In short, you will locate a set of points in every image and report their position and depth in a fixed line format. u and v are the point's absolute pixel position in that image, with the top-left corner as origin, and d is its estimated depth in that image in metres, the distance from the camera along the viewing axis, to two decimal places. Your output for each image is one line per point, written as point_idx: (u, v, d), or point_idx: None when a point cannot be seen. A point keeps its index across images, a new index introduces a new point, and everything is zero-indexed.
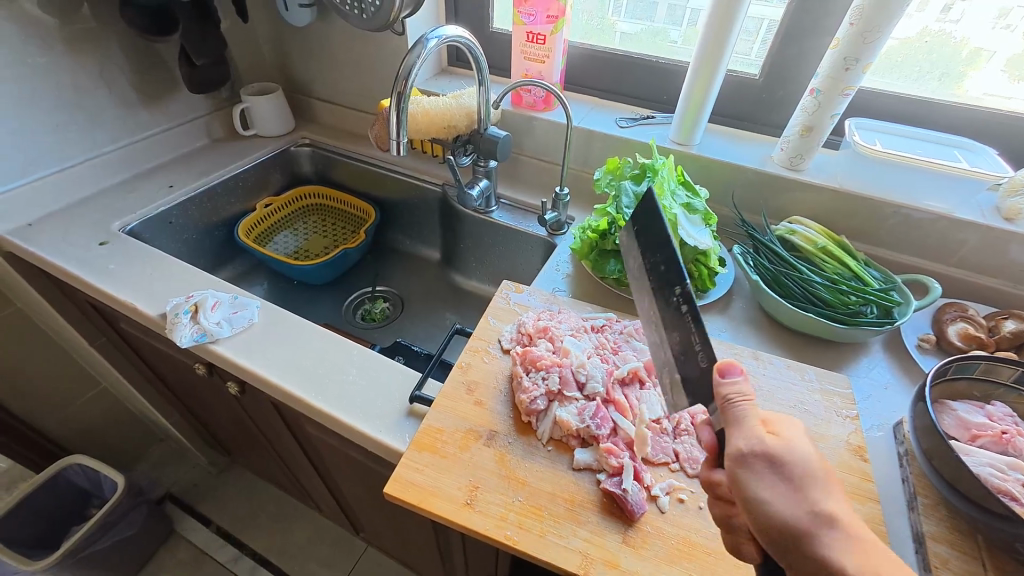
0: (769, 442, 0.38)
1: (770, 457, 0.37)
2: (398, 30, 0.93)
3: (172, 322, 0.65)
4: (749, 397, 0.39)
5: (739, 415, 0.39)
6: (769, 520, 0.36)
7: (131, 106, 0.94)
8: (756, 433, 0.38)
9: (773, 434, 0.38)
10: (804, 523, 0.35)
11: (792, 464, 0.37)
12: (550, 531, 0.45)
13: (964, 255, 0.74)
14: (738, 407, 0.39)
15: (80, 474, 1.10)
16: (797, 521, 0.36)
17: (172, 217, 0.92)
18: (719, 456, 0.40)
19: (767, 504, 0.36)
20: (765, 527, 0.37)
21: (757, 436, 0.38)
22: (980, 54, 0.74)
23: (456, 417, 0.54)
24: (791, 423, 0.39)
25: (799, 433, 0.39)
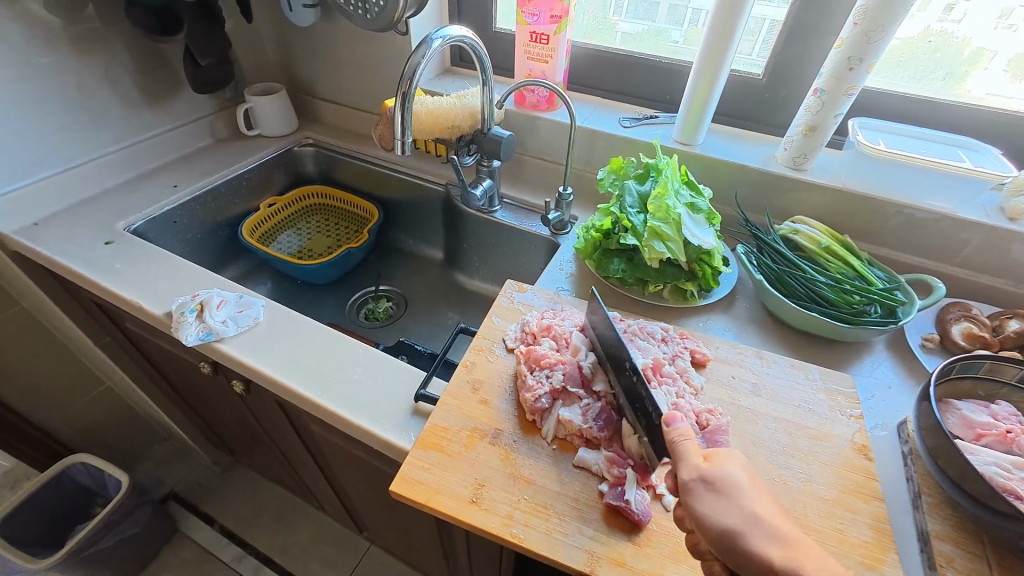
0: (704, 468, 0.41)
1: (708, 481, 0.40)
2: (401, 30, 0.94)
3: (178, 321, 0.66)
4: (689, 434, 0.42)
5: (680, 450, 0.42)
6: (717, 528, 0.39)
7: (135, 106, 0.95)
8: (696, 463, 0.41)
9: (708, 461, 0.42)
10: (734, 526, 0.38)
11: (724, 483, 0.40)
12: (556, 529, 0.46)
13: (967, 254, 0.74)
14: (680, 444, 0.42)
15: (84, 472, 1.11)
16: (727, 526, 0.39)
17: (177, 217, 0.93)
18: (706, 480, 0.40)
19: (705, 514, 0.39)
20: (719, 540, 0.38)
21: (695, 464, 0.41)
22: (982, 54, 0.74)
23: (461, 416, 0.54)
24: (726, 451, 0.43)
25: (732, 460, 0.42)
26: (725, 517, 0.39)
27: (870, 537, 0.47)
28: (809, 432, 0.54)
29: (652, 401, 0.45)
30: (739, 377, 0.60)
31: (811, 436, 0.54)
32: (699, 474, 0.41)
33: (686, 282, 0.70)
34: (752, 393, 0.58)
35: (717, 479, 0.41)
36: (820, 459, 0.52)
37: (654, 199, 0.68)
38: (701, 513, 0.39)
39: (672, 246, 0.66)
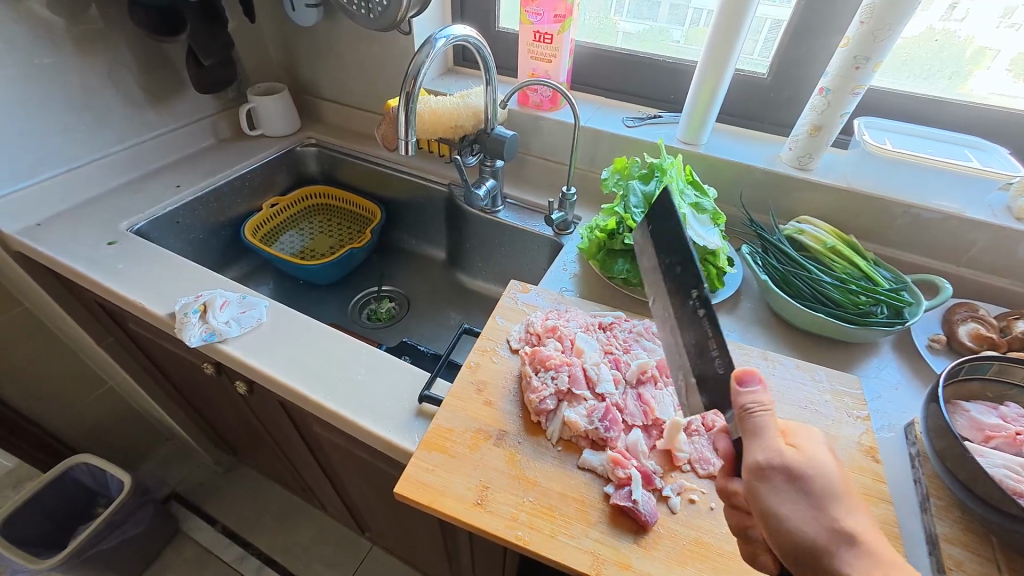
0: (790, 454, 0.39)
1: (790, 471, 0.39)
2: (404, 29, 0.93)
3: (181, 322, 0.65)
4: (767, 406, 0.40)
5: (758, 425, 0.40)
6: None
7: (138, 106, 0.94)
8: (777, 447, 0.39)
9: (792, 446, 0.40)
10: (823, 538, 0.38)
11: (813, 478, 0.39)
12: (561, 532, 0.45)
13: (974, 254, 0.73)
14: (756, 416, 0.40)
15: (86, 472, 1.11)
16: (816, 537, 0.38)
17: (180, 217, 0.92)
18: (734, 471, 0.40)
19: (781, 517, 0.38)
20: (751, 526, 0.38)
21: (775, 446, 0.39)
22: (985, 53, 0.73)
23: (466, 417, 0.54)
24: (813, 437, 0.41)
25: (817, 442, 0.41)
26: (752, 505, 0.38)
27: None
28: (816, 434, 0.54)
29: (678, 392, 0.46)
30: None
31: None
32: (778, 459, 0.39)
33: None
34: None
35: (803, 471, 0.39)
36: None
37: (659, 200, 0.67)
38: (767, 507, 0.39)
39: None
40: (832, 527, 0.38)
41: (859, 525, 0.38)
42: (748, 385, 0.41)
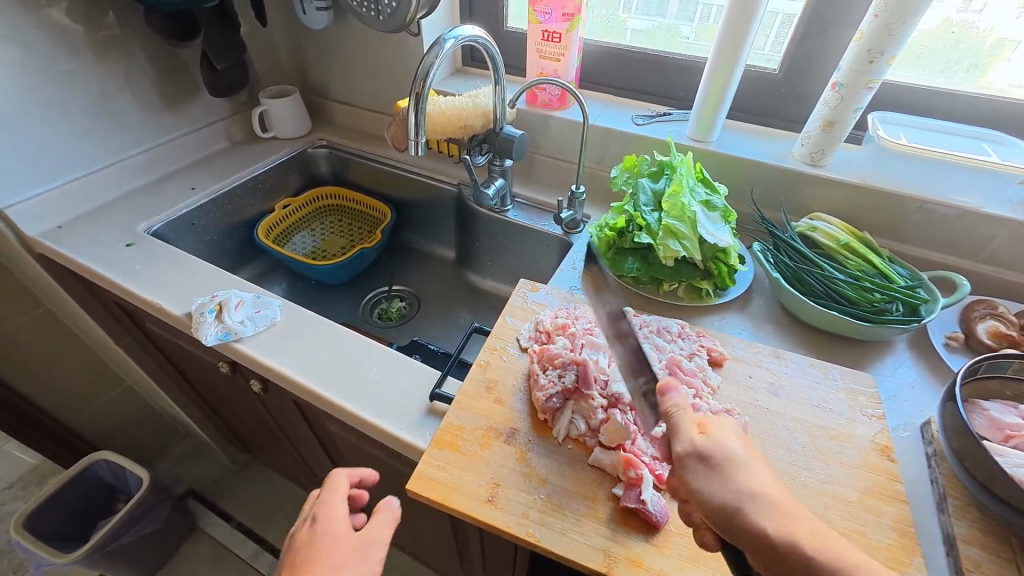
0: (698, 440, 0.41)
1: (700, 453, 0.40)
2: (414, 30, 0.94)
3: (198, 321, 0.67)
4: (685, 406, 0.43)
5: (677, 422, 0.43)
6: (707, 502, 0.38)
7: (155, 110, 0.97)
8: (691, 434, 0.41)
9: (703, 431, 0.42)
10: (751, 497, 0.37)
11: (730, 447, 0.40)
12: (572, 529, 0.45)
13: (993, 250, 0.72)
14: (677, 416, 0.43)
15: (106, 469, 1.13)
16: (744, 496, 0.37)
17: (195, 219, 0.94)
18: (699, 454, 0.40)
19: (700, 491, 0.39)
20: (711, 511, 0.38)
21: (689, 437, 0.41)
22: (1003, 45, 0.72)
23: (476, 415, 0.54)
24: (721, 422, 0.42)
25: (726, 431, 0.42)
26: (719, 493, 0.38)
27: (894, 540, 0.46)
28: (830, 432, 0.54)
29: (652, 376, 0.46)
30: (757, 377, 0.59)
31: (832, 436, 0.53)
32: (692, 447, 0.41)
33: (702, 280, 0.69)
34: (771, 393, 0.57)
35: (711, 452, 0.40)
36: (842, 458, 0.51)
37: (669, 197, 0.67)
38: (698, 491, 0.39)
39: (688, 244, 0.66)
40: (735, 489, 0.38)
41: (772, 491, 0.38)
42: (668, 391, 0.44)
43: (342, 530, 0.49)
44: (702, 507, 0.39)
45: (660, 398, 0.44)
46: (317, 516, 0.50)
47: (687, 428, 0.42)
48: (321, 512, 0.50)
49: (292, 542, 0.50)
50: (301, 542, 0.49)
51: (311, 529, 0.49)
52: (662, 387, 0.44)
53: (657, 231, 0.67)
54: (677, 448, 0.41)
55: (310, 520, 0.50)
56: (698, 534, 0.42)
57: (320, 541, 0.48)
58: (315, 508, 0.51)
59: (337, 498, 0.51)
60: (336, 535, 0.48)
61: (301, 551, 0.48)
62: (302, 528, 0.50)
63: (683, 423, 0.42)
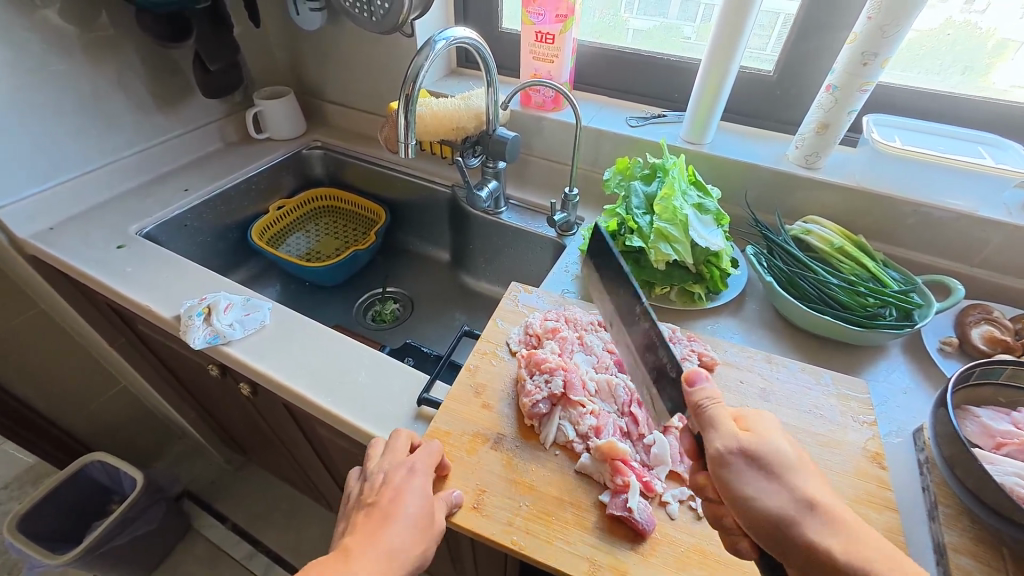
0: (742, 437, 0.39)
1: (748, 454, 0.39)
2: (407, 32, 0.94)
3: (187, 324, 0.67)
4: (717, 398, 0.41)
5: (712, 417, 0.41)
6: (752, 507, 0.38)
7: (149, 111, 0.96)
8: (733, 432, 0.40)
9: (745, 430, 0.40)
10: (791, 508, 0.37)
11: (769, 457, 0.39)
12: (558, 537, 0.45)
13: (989, 254, 0.71)
14: (709, 409, 0.41)
15: (100, 470, 1.13)
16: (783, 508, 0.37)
17: (188, 220, 0.94)
18: (745, 453, 0.39)
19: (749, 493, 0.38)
20: (752, 517, 0.38)
21: (731, 434, 0.40)
22: (1007, 45, 0.71)
23: (464, 421, 0.54)
24: (763, 417, 0.41)
25: (770, 426, 0.41)
26: (768, 495, 0.38)
27: None
28: (820, 439, 0.53)
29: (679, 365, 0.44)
30: (748, 382, 0.59)
31: (822, 443, 0.53)
32: (738, 445, 0.39)
33: (693, 284, 0.68)
34: (761, 398, 0.57)
35: (760, 452, 0.39)
36: (832, 466, 0.51)
37: (661, 201, 0.67)
38: (744, 491, 0.38)
39: (679, 248, 0.65)
40: (797, 498, 0.37)
41: (828, 498, 0.38)
42: (696, 382, 0.42)
43: (416, 511, 0.44)
44: (752, 515, 0.38)
45: (687, 390, 0.42)
46: (396, 476, 0.46)
47: (728, 424, 0.40)
48: (402, 474, 0.46)
49: (371, 489, 0.47)
50: (380, 497, 0.46)
51: (390, 491, 0.46)
52: (689, 376, 0.42)
53: (648, 234, 0.66)
54: (713, 445, 0.40)
55: (390, 476, 0.46)
56: (732, 540, 0.42)
57: (395, 513, 0.44)
58: (399, 464, 0.47)
59: (421, 469, 0.47)
60: (408, 516, 0.44)
61: (374, 512, 0.45)
62: (383, 479, 0.47)
63: (719, 418, 0.40)
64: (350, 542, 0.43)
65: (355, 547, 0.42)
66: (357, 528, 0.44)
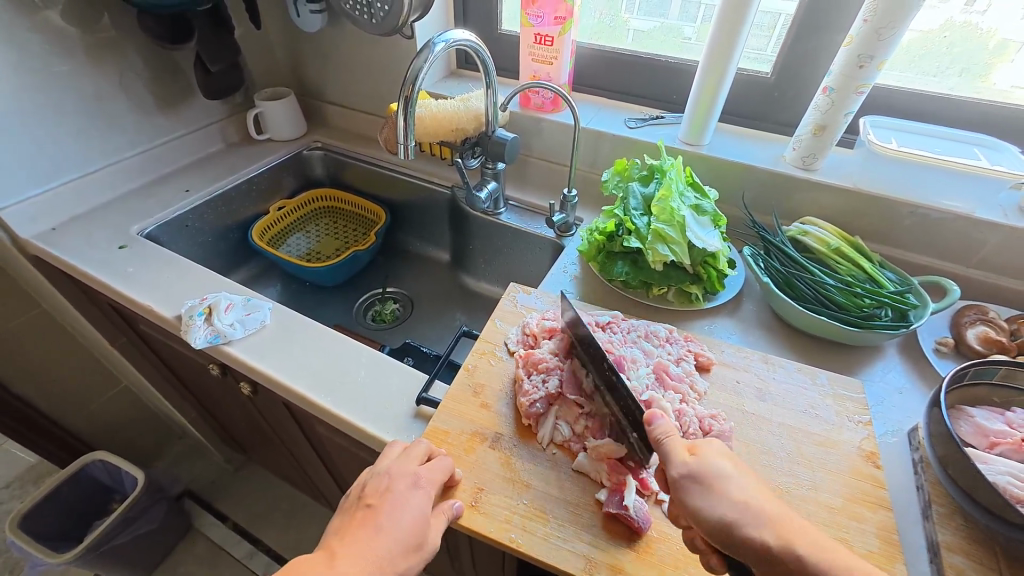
0: (690, 462, 0.42)
1: (698, 477, 0.41)
2: (407, 33, 0.94)
3: (188, 324, 0.67)
4: (672, 432, 0.44)
5: (664, 450, 0.43)
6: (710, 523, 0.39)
7: (150, 112, 0.97)
8: (682, 458, 0.42)
9: (693, 454, 0.43)
10: None
11: None
12: (555, 535, 0.45)
13: (985, 255, 0.71)
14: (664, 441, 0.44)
15: (101, 469, 1.13)
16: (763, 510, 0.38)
17: (189, 221, 0.95)
18: (695, 475, 0.41)
19: (704, 512, 0.39)
20: (714, 533, 0.39)
21: (679, 460, 0.42)
22: (1008, 45, 0.71)
23: (462, 420, 0.54)
24: (710, 443, 0.43)
25: (715, 451, 0.43)
26: (719, 510, 0.39)
27: (877, 547, 0.45)
28: (816, 438, 0.53)
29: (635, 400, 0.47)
30: (744, 382, 0.59)
31: (817, 443, 0.53)
32: (686, 469, 0.42)
33: (691, 284, 0.69)
34: (757, 398, 0.57)
35: (703, 473, 0.41)
36: (827, 465, 0.51)
37: (658, 202, 0.67)
38: (697, 512, 0.40)
39: (677, 249, 0.66)
40: None
41: (776, 511, 0.39)
42: (652, 420, 0.45)
43: (408, 528, 0.44)
44: (705, 529, 0.39)
45: (647, 428, 0.45)
46: (399, 486, 0.46)
47: (677, 451, 0.43)
48: (405, 486, 0.46)
49: (373, 490, 0.47)
50: (380, 501, 0.46)
51: (390, 499, 0.46)
52: (648, 415, 0.45)
53: (646, 235, 0.67)
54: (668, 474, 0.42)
55: (394, 484, 0.46)
56: (703, 558, 0.42)
57: (388, 525, 0.44)
58: (406, 473, 0.47)
59: (425, 485, 0.46)
60: (398, 532, 0.44)
61: (369, 519, 0.45)
62: (386, 484, 0.46)
63: (672, 447, 0.43)
64: (338, 545, 0.43)
65: (344, 553, 0.42)
66: (351, 529, 0.45)
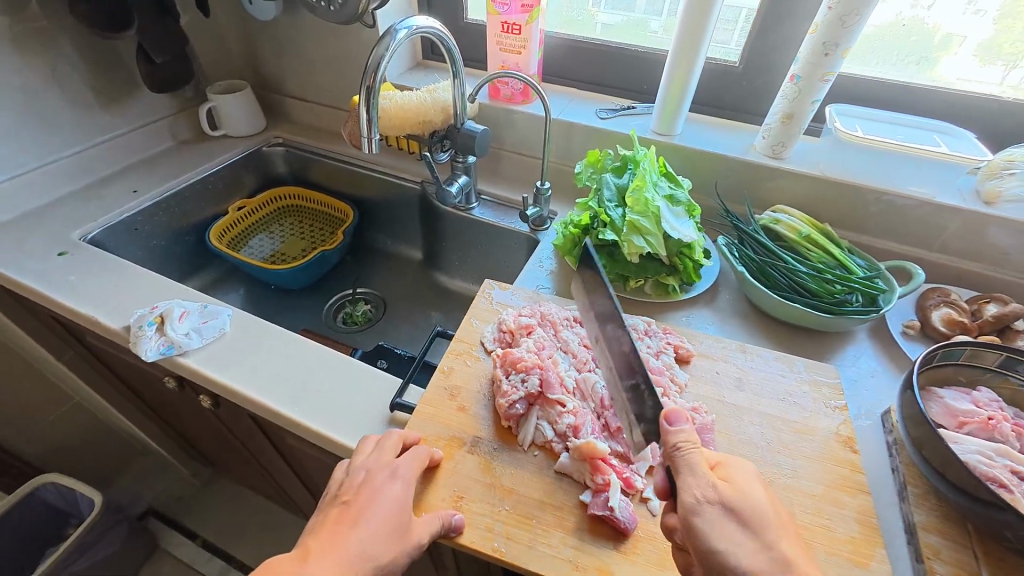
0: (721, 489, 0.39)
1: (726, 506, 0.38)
2: (368, 22, 0.90)
3: (137, 335, 0.62)
4: (695, 442, 0.41)
5: (689, 463, 0.40)
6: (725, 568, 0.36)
7: (88, 108, 0.90)
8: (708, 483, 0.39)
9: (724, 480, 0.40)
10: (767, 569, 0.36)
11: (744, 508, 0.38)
12: (538, 541, 0.44)
13: (945, 239, 0.74)
14: (685, 454, 0.40)
15: (54, 493, 1.06)
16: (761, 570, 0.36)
17: (138, 225, 0.89)
18: (724, 504, 0.38)
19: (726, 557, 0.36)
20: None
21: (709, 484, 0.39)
22: (952, 39, 0.73)
23: (439, 425, 0.52)
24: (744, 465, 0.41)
25: (748, 475, 0.40)
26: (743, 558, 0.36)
27: (857, 532, 0.46)
28: (793, 426, 0.54)
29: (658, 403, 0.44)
30: (723, 372, 0.59)
31: (795, 430, 0.53)
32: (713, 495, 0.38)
33: (668, 276, 0.68)
34: (736, 388, 0.57)
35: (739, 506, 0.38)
36: (804, 453, 0.51)
37: (633, 192, 0.66)
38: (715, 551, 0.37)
39: (652, 240, 0.65)
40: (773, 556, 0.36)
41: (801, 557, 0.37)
42: (675, 422, 0.41)
43: (387, 517, 0.43)
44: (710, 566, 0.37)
45: (667, 429, 0.41)
46: (377, 478, 0.45)
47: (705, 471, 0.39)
48: (383, 478, 0.45)
49: (348, 488, 0.45)
50: (354, 497, 0.45)
51: (366, 491, 0.45)
52: (668, 417, 0.42)
53: (621, 227, 0.66)
54: (687, 494, 0.39)
55: (372, 476, 0.45)
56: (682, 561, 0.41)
57: (366, 516, 0.43)
58: (384, 465, 0.46)
59: (404, 475, 0.45)
60: (378, 524, 0.43)
61: (346, 513, 0.44)
62: (361, 479, 0.45)
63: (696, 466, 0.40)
64: (312, 541, 0.42)
65: (317, 549, 0.41)
66: (326, 526, 0.44)
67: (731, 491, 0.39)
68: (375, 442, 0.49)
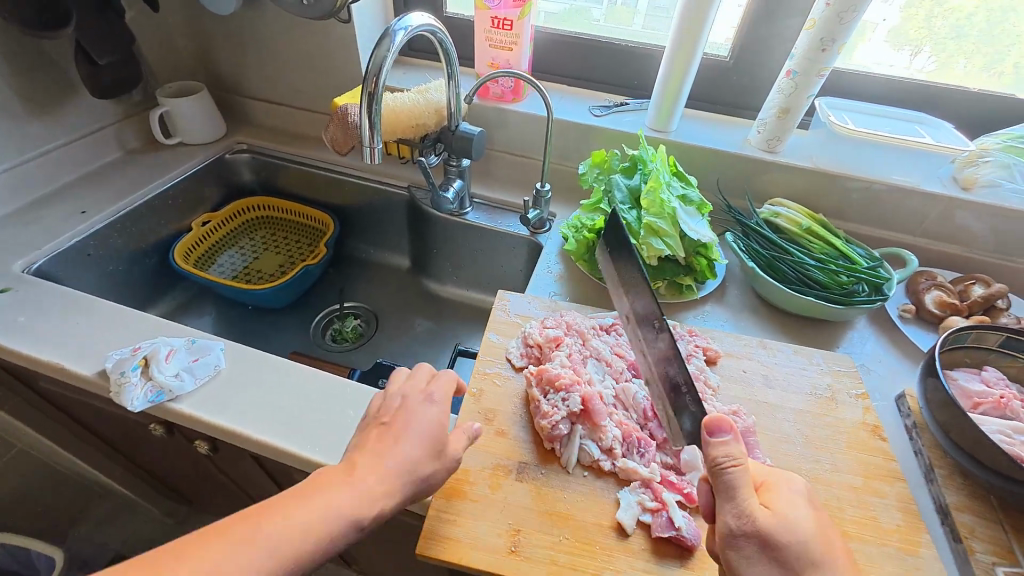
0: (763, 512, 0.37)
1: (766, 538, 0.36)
2: (343, 16, 0.83)
3: (119, 383, 0.55)
4: (740, 460, 0.37)
5: (732, 484, 0.37)
6: None
7: (17, 117, 0.78)
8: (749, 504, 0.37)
9: (768, 500, 0.38)
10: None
11: (786, 538, 0.36)
12: (606, 568, 0.42)
13: (928, 225, 0.78)
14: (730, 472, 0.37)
15: (1, 555, 0.93)
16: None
17: (90, 249, 0.78)
18: (762, 533, 0.36)
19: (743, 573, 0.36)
20: None
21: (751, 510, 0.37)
22: (868, 27, 0.78)
23: (482, 453, 0.49)
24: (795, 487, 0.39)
25: (794, 498, 0.38)
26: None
27: (901, 520, 0.47)
28: (825, 419, 0.55)
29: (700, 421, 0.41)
30: (750, 371, 0.59)
31: (827, 424, 0.55)
32: (749, 520, 0.37)
33: (684, 276, 0.68)
34: (766, 386, 0.58)
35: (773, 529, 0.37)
36: (841, 446, 0.53)
37: (648, 194, 0.65)
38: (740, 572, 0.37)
39: (671, 242, 0.64)
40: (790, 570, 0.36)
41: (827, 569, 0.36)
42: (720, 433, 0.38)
43: (425, 436, 0.42)
44: None
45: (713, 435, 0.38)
46: (412, 401, 0.44)
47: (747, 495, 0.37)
48: (419, 401, 0.44)
49: (383, 411, 0.44)
50: (393, 417, 0.43)
51: (406, 413, 0.43)
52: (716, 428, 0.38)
53: (638, 230, 0.65)
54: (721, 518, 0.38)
55: (408, 399, 0.45)
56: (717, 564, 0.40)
57: (405, 432, 0.42)
58: (418, 391, 0.46)
59: (438, 398, 0.45)
60: (418, 439, 0.42)
61: (386, 431, 0.42)
62: (399, 403, 0.45)
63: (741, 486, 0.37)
64: (357, 453, 0.41)
65: (358, 462, 0.40)
66: (367, 442, 0.42)
67: (774, 520, 0.36)
68: (429, 374, 0.48)
